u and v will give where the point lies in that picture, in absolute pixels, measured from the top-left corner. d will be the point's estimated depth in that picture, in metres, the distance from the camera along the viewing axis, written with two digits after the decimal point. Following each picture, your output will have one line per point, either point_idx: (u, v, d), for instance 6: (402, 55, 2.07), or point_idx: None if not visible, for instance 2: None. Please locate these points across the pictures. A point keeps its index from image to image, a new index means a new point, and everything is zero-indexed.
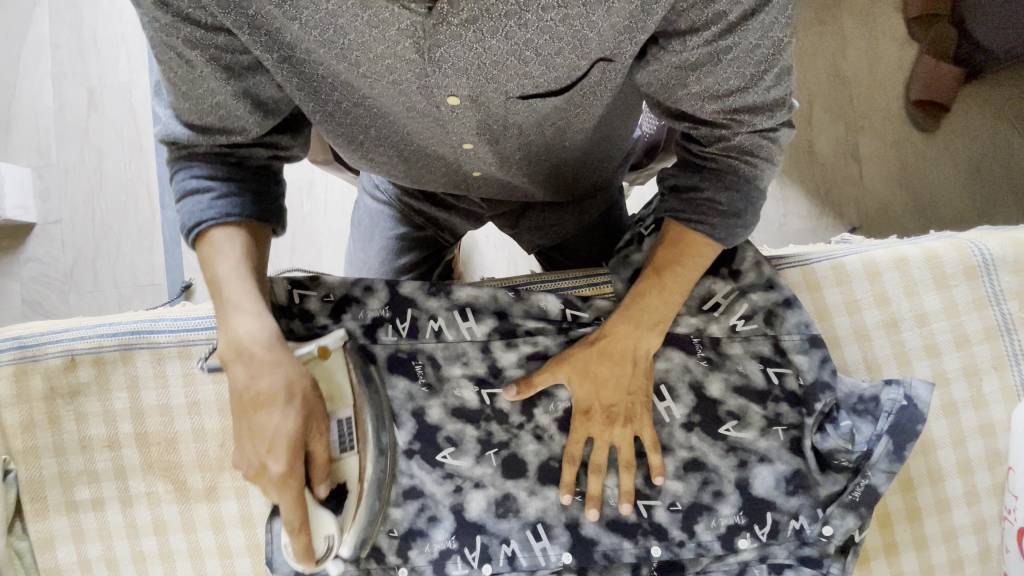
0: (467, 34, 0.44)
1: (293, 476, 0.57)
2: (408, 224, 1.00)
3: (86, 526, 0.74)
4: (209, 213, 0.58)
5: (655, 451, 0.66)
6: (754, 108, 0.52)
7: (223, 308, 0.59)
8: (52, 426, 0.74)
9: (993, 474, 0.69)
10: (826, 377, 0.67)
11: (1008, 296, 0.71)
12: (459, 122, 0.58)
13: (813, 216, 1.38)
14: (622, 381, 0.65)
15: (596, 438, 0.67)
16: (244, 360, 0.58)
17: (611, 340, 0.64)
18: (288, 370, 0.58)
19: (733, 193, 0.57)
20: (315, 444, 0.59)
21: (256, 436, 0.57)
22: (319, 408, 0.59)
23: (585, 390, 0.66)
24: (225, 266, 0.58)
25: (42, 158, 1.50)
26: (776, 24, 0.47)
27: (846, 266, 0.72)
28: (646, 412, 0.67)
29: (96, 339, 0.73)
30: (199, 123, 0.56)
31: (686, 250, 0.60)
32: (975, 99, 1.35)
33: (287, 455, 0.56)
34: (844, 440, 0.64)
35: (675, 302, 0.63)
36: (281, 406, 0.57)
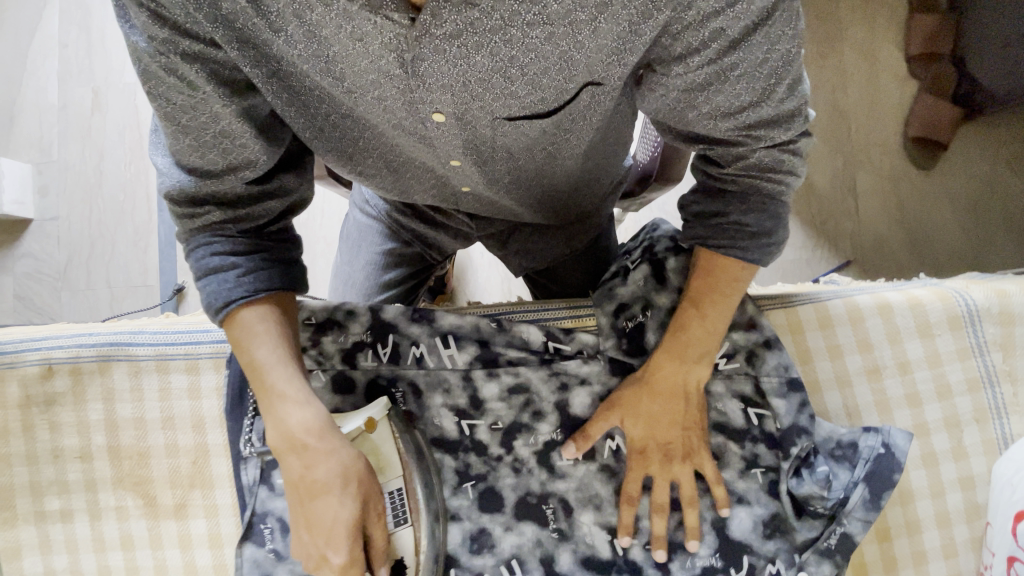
0: (452, 49, 0.43)
1: (355, 563, 0.59)
2: (395, 240, 1.00)
3: (54, 536, 0.74)
4: (236, 292, 0.57)
5: (718, 484, 0.65)
6: (771, 121, 0.50)
7: (268, 396, 0.59)
8: (26, 434, 0.73)
9: (972, 527, 0.68)
10: (804, 422, 0.66)
11: (992, 348, 0.71)
12: (446, 139, 0.58)
13: (808, 249, 1.38)
14: (676, 417, 0.65)
15: (656, 477, 0.66)
16: (296, 450, 0.58)
17: (657, 377, 0.64)
18: (340, 456, 0.59)
19: (761, 212, 0.56)
20: (373, 526, 0.60)
21: (316, 524, 0.59)
22: (374, 489, 0.60)
23: (640, 431, 0.66)
24: (266, 355, 0.58)
25: (42, 155, 1.51)
26: (783, 36, 0.45)
27: (830, 310, 0.71)
28: (704, 444, 0.66)
29: (74, 348, 0.73)
30: (204, 164, 0.56)
31: (721, 278, 0.60)
32: (972, 138, 1.35)
33: (347, 544, 0.58)
34: (819, 487, 0.63)
35: (717, 332, 0.63)
36: (337, 495, 0.58)
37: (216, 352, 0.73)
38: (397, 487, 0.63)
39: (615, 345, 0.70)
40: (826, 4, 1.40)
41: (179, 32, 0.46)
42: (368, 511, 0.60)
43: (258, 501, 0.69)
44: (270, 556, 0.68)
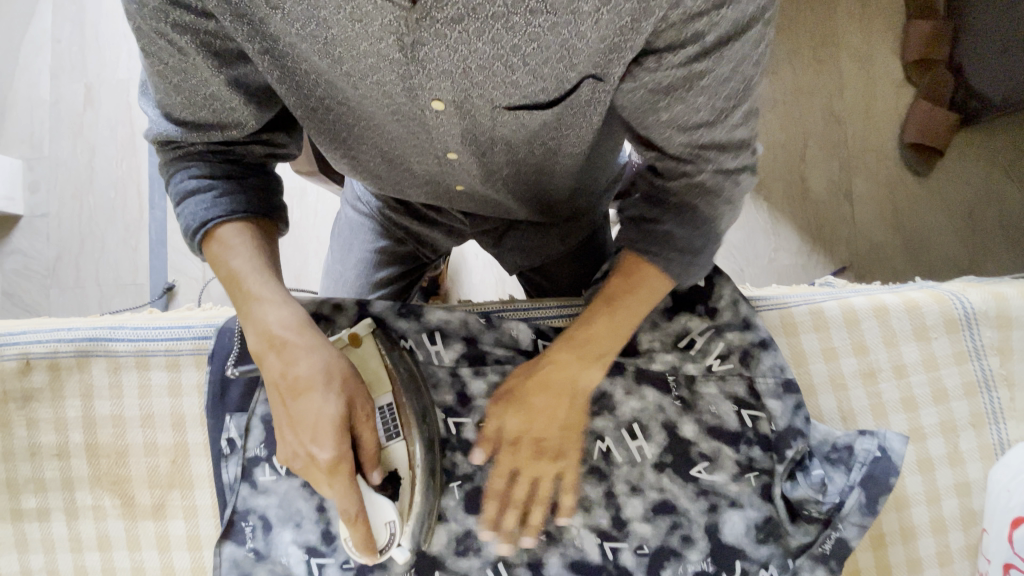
0: (453, 33, 0.43)
1: (344, 461, 0.55)
2: (387, 237, 0.98)
3: (30, 536, 0.72)
4: (214, 210, 0.55)
5: (570, 493, 0.62)
6: (721, 146, 0.51)
7: (245, 301, 0.57)
8: (2, 430, 0.71)
9: (967, 534, 0.67)
10: (799, 425, 0.64)
11: (989, 352, 0.69)
12: (444, 129, 0.56)
13: (804, 252, 1.38)
14: (556, 415, 0.60)
15: (518, 469, 0.61)
16: (276, 347, 0.56)
17: (551, 370, 0.59)
18: (322, 352, 0.57)
19: (692, 229, 0.56)
20: (361, 426, 0.57)
21: (299, 422, 0.55)
22: (359, 389, 0.58)
23: (519, 422, 0.61)
24: (239, 258, 0.56)
25: (33, 150, 1.49)
26: (750, 57, 0.45)
27: (825, 312, 0.70)
28: (577, 448, 0.62)
29: (52, 343, 0.71)
30: (192, 118, 0.54)
31: (639, 286, 0.58)
32: (969, 145, 1.35)
33: (335, 439, 0.54)
34: (813, 490, 0.62)
35: (623, 335, 0.59)
36: (322, 389, 0.55)
37: (197, 348, 0.71)
38: (387, 402, 0.61)
39: None
40: (823, 9, 1.40)
41: (170, 2, 0.45)
42: (354, 410, 0.57)
43: (240, 498, 0.67)
44: (250, 556, 0.66)
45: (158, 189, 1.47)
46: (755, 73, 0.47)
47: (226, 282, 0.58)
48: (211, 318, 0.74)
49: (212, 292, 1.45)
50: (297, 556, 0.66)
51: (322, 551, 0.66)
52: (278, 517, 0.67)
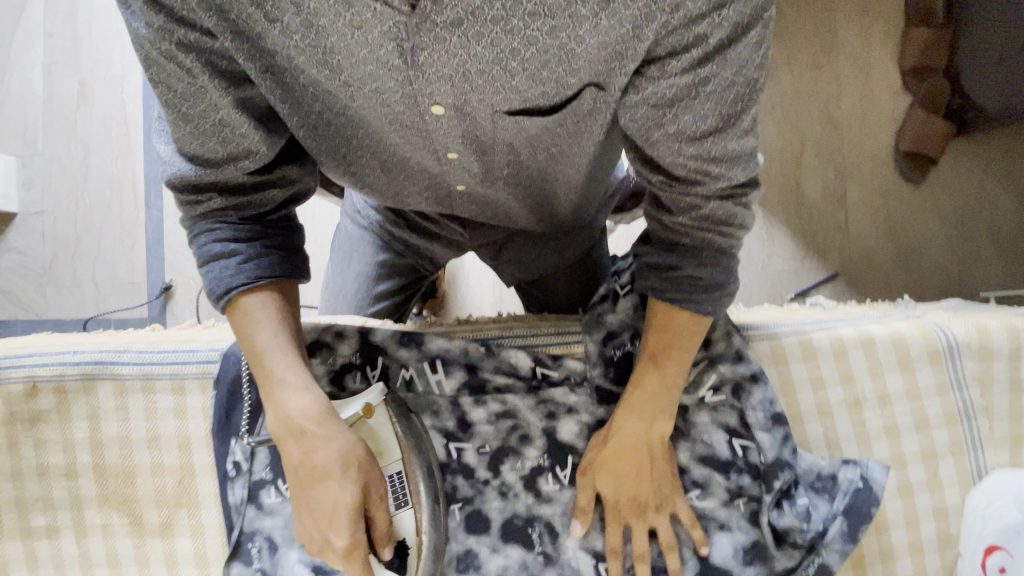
0: (453, 38, 0.43)
1: (357, 548, 0.58)
2: (387, 251, 1.00)
3: (40, 552, 0.74)
4: (239, 277, 0.56)
5: (694, 526, 0.66)
6: (731, 158, 0.49)
7: (267, 382, 0.59)
8: (11, 451, 0.73)
9: (943, 556, 0.71)
10: (787, 456, 0.67)
11: (970, 382, 0.72)
12: (444, 133, 0.56)
13: (797, 260, 1.40)
14: (643, 472, 0.63)
15: (634, 527, 0.65)
16: (295, 434, 0.58)
17: (621, 434, 0.63)
18: (341, 441, 0.58)
19: (713, 267, 0.56)
20: (375, 509, 0.60)
21: (317, 507, 0.58)
22: (374, 473, 0.60)
23: (610, 486, 0.64)
24: (264, 338, 0.58)
25: (27, 148, 1.48)
26: (752, 60, 0.45)
27: (814, 342, 0.73)
28: (675, 490, 0.66)
29: (58, 367, 0.72)
30: (204, 153, 0.54)
31: (679, 334, 0.59)
32: (964, 154, 1.37)
33: (349, 527, 0.57)
34: (798, 520, 0.65)
35: (677, 384, 0.61)
36: (337, 479, 0.57)
37: (202, 372, 0.73)
38: (397, 470, 0.64)
39: (602, 374, 0.71)
40: (822, 15, 1.40)
41: (172, 19, 0.45)
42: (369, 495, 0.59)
43: (245, 520, 0.69)
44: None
45: (154, 188, 1.47)
46: (758, 81, 0.47)
47: (251, 353, 0.60)
48: (215, 342, 0.75)
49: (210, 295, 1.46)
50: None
51: (327, 570, 0.69)
52: (284, 538, 0.69)
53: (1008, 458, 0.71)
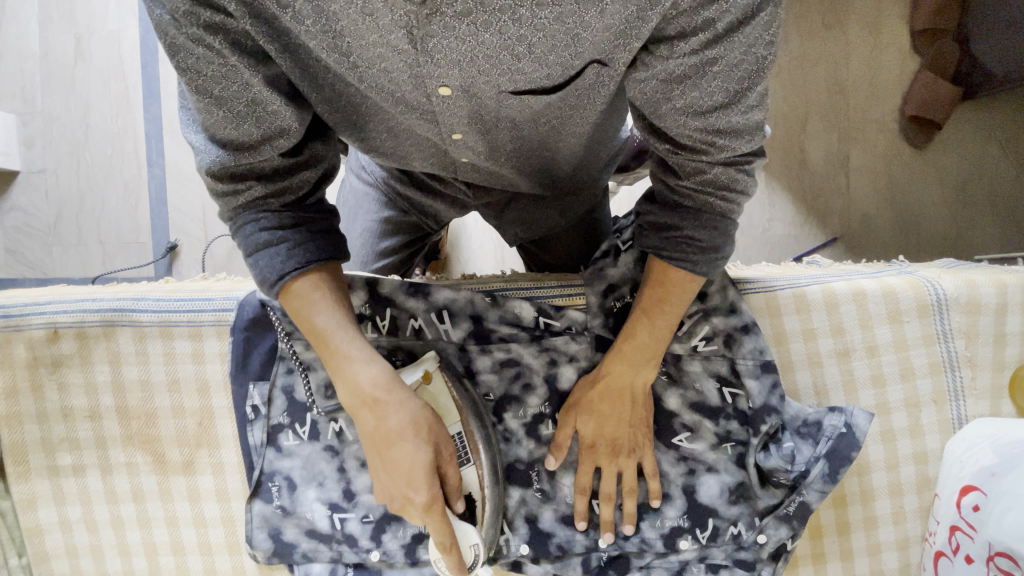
0: (461, 26, 0.45)
1: (436, 504, 0.59)
2: (393, 208, 1.01)
3: (67, 489, 0.78)
4: (290, 262, 0.57)
5: (654, 477, 0.69)
6: (736, 130, 0.50)
7: (335, 358, 0.60)
8: (35, 393, 0.76)
9: (921, 497, 0.75)
10: (774, 402, 0.70)
11: (956, 335, 0.75)
12: (450, 114, 0.57)
13: (797, 224, 1.41)
14: (623, 417, 0.66)
15: (603, 468, 0.69)
16: (367, 403, 0.59)
17: (608, 379, 0.65)
18: (409, 405, 0.60)
19: (713, 230, 0.57)
20: (447, 467, 0.61)
21: (394, 469, 0.59)
22: (443, 434, 0.61)
23: (590, 427, 0.68)
24: (324, 316, 0.59)
25: (26, 105, 1.46)
26: (760, 39, 0.46)
27: (807, 295, 0.75)
28: (647, 440, 0.69)
29: (79, 314, 0.75)
30: (239, 138, 0.53)
31: (672, 289, 0.60)
32: (968, 119, 1.36)
33: (427, 485, 0.59)
34: (784, 461, 0.68)
35: (664, 338, 0.63)
36: (411, 439, 0.59)
37: (218, 319, 0.76)
38: (457, 431, 0.67)
39: (602, 324, 0.74)
40: None
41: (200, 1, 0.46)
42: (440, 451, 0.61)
43: (266, 461, 0.73)
44: (277, 512, 0.73)
45: (155, 147, 1.46)
46: (767, 58, 0.48)
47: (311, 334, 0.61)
48: (229, 292, 0.78)
49: (215, 254, 1.48)
50: (320, 511, 0.73)
51: (344, 507, 0.73)
52: (302, 478, 0.73)
53: (989, 407, 0.75)
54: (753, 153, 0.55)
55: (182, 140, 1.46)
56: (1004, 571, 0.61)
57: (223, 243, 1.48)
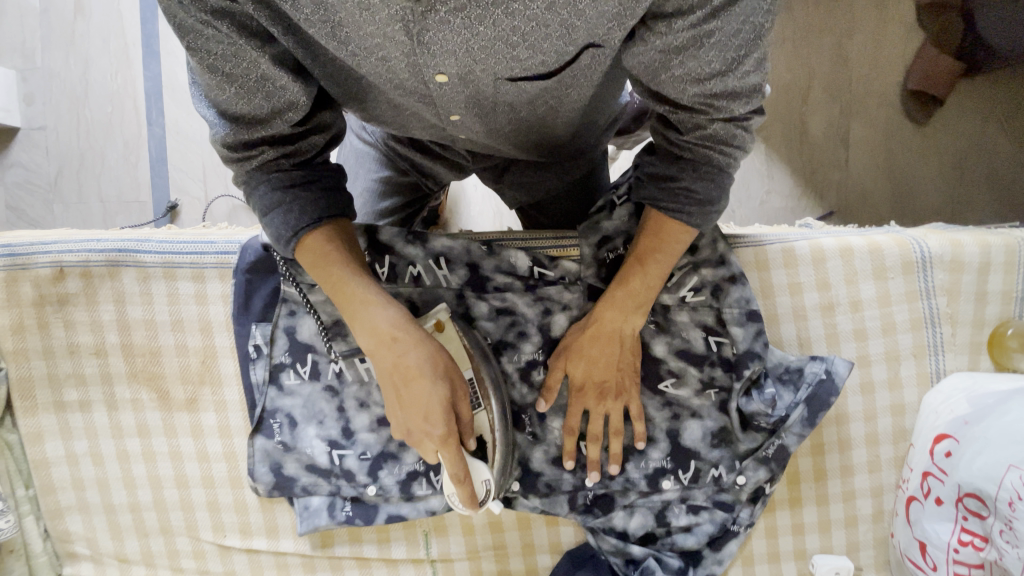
0: (455, 21, 0.45)
1: (452, 436, 0.61)
2: (392, 167, 1.00)
3: (74, 424, 0.81)
4: (303, 219, 0.58)
5: (640, 420, 0.72)
6: (733, 93, 0.50)
7: (353, 303, 0.62)
8: (42, 331, 0.78)
9: (896, 447, 0.78)
10: (758, 348, 0.72)
11: (938, 292, 0.77)
12: (448, 98, 0.58)
13: (794, 196, 1.42)
14: (611, 360, 0.67)
15: (591, 411, 0.71)
16: (385, 343, 0.61)
17: (598, 323, 0.66)
18: (424, 342, 0.62)
19: (710, 182, 0.57)
20: (460, 403, 0.64)
21: (413, 406, 0.61)
22: (456, 372, 0.64)
23: (579, 370, 0.69)
24: (342, 264, 0.61)
25: (25, 61, 1.46)
26: (757, 10, 0.46)
27: (796, 250, 0.77)
28: (633, 384, 0.71)
29: (84, 254, 0.77)
30: (250, 111, 0.54)
31: (666, 239, 0.61)
32: (970, 95, 1.35)
33: (443, 418, 0.61)
34: (765, 405, 0.71)
35: (657, 286, 0.64)
36: (429, 377, 0.61)
37: (221, 263, 0.78)
38: (469, 376, 0.69)
39: (594, 274, 0.76)
40: None
41: None
42: (456, 389, 0.63)
43: (268, 399, 0.76)
44: (278, 446, 0.76)
45: (155, 105, 1.46)
46: (764, 26, 0.48)
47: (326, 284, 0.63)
48: (231, 236, 0.80)
49: (216, 213, 1.49)
50: (320, 448, 0.76)
51: (342, 444, 0.76)
52: (303, 415, 0.76)
53: (967, 362, 0.77)
54: (753, 112, 0.55)
55: (182, 99, 1.46)
56: (973, 512, 0.65)
57: (223, 203, 1.49)
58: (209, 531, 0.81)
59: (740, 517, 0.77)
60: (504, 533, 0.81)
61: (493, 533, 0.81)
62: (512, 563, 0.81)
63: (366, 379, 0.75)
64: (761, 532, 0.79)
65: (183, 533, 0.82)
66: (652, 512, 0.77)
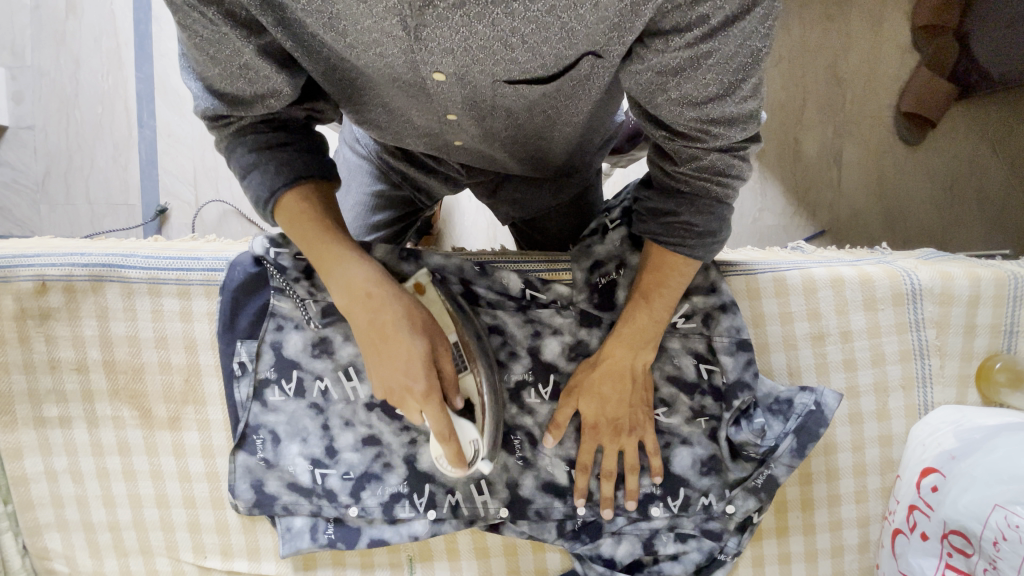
0: (454, 17, 0.45)
1: (433, 391, 0.60)
2: (385, 180, 0.98)
3: (53, 440, 0.79)
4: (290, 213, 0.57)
5: (656, 454, 0.72)
6: (729, 119, 0.49)
7: (328, 260, 0.61)
8: (22, 345, 0.77)
9: (884, 478, 0.78)
10: (747, 378, 0.72)
11: (928, 324, 0.78)
12: (446, 97, 0.58)
13: (787, 215, 1.42)
14: (624, 397, 0.67)
15: (606, 447, 0.71)
16: (362, 299, 0.60)
17: (608, 360, 0.66)
18: (401, 298, 0.61)
19: (709, 215, 0.56)
20: (442, 360, 0.62)
21: (392, 361, 0.60)
22: (435, 328, 0.63)
23: (592, 409, 0.69)
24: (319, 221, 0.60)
25: (14, 58, 1.43)
26: (755, 34, 0.45)
27: (788, 280, 0.77)
28: (647, 419, 0.71)
29: (67, 267, 0.75)
30: (232, 90, 0.54)
31: (669, 273, 0.61)
32: (961, 119, 1.37)
33: (424, 372, 0.60)
34: (754, 435, 0.71)
35: (664, 320, 0.64)
36: (407, 330, 0.60)
37: (207, 279, 0.76)
38: (455, 340, 0.67)
39: (587, 299, 0.75)
40: None
41: None
42: (437, 347, 0.62)
43: (251, 415, 0.74)
44: (261, 464, 0.75)
45: (146, 108, 1.44)
46: (761, 52, 0.47)
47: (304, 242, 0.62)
48: (218, 252, 0.79)
49: (205, 219, 1.47)
50: (303, 466, 0.75)
51: (326, 463, 0.75)
52: (286, 433, 0.75)
53: (955, 395, 0.78)
54: (749, 140, 0.53)
55: (174, 102, 1.44)
56: (958, 549, 0.65)
57: (213, 208, 1.47)
58: (190, 552, 0.80)
59: (727, 546, 0.77)
60: (490, 559, 0.80)
61: (479, 558, 0.80)
62: None
63: (353, 398, 0.74)
64: (748, 561, 0.79)
65: (163, 552, 0.80)
66: (640, 540, 0.77)
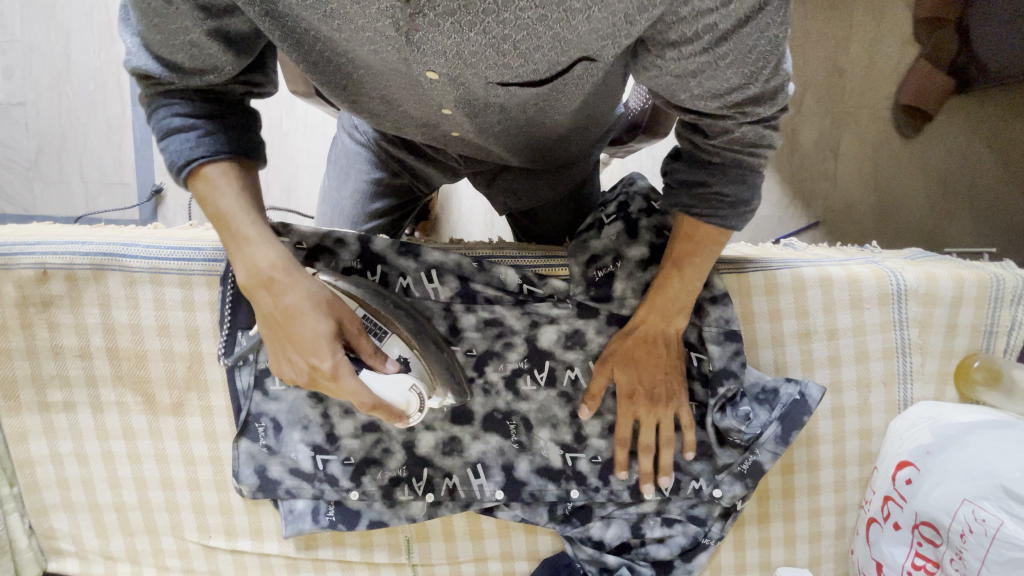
0: (445, 23, 0.45)
1: (342, 368, 0.58)
2: (385, 169, 0.99)
3: (58, 424, 0.81)
4: (198, 149, 0.56)
5: (690, 429, 0.73)
6: (757, 96, 0.50)
7: (233, 239, 0.59)
8: (25, 331, 0.78)
9: (862, 468, 0.81)
10: (734, 367, 0.74)
11: (911, 323, 0.80)
12: (439, 93, 0.58)
13: (781, 206, 1.44)
14: (658, 363, 0.71)
15: (643, 419, 0.73)
16: (263, 282, 0.59)
17: (642, 327, 0.69)
18: (306, 281, 0.60)
19: (741, 185, 0.57)
20: (355, 338, 0.61)
21: (299, 343, 0.58)
22: (346, 308, 0.62)
23: (628, 377, 0.72)
24: (227, 202, 0.58)
25: (4, 32, 1.40)
26: (773, 23, 0.44)
27: (778, 277, 0.79)
28: (682, 389, 0.73)
29: (68, 256, 0.76)
30: (170, 58, 0.53)
31: (702, 243, 0.61)
32: (962, 110, 1.35)
33: (331, 351, 0.58)
34: (738, 421, 0.73)
35: (695, 288, 0.66)
36: (310, 312, 0.58)
37: (208, 269, 0.77)
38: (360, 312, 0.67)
39: (583, 292, 0.77)
40: None
41: None
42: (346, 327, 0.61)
43: (253, 403, 0.76)
44: (263, 450, 0.77)
45: None
46: (782, 38, 0.46)
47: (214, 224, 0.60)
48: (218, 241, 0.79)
49: None
50: (304, 453, 0.77)
51: (327, 449, 0.77)
52: (288, 421, 0.77)
53: (933, 392, 0.81)
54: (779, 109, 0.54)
55: None
56: (928, 539, 0.68)
57: None
58: (194, 532, 0.83)
59: (711, 530, 0.80)
60: (484, 540, 0.83)
61: (473, 539, 0.83)
62: (490, 567, 0.84)
63: None
64: (730, 545, 0.82)
65: (168, 532, 0.83)
66: (628, 523, 0.80)
